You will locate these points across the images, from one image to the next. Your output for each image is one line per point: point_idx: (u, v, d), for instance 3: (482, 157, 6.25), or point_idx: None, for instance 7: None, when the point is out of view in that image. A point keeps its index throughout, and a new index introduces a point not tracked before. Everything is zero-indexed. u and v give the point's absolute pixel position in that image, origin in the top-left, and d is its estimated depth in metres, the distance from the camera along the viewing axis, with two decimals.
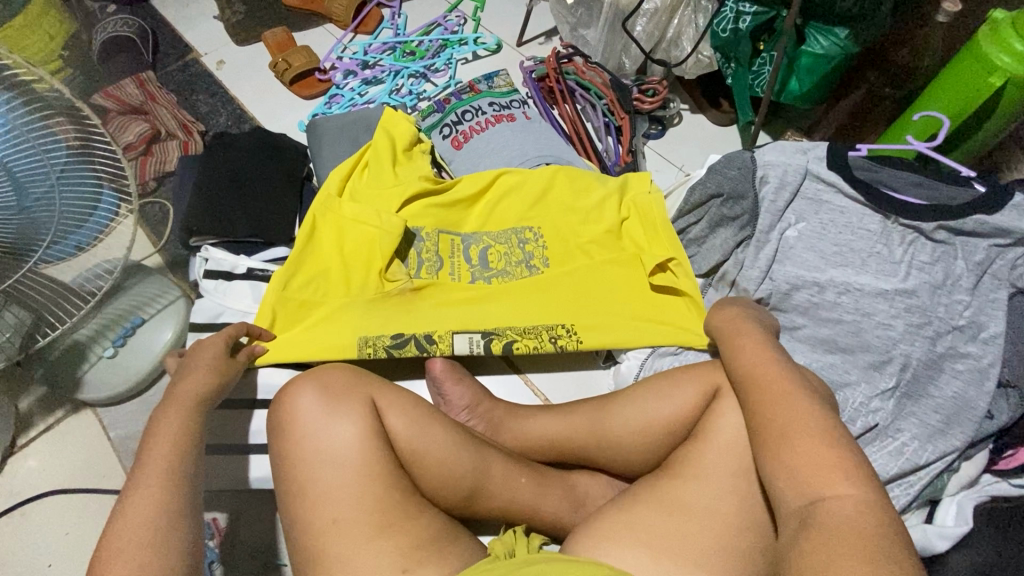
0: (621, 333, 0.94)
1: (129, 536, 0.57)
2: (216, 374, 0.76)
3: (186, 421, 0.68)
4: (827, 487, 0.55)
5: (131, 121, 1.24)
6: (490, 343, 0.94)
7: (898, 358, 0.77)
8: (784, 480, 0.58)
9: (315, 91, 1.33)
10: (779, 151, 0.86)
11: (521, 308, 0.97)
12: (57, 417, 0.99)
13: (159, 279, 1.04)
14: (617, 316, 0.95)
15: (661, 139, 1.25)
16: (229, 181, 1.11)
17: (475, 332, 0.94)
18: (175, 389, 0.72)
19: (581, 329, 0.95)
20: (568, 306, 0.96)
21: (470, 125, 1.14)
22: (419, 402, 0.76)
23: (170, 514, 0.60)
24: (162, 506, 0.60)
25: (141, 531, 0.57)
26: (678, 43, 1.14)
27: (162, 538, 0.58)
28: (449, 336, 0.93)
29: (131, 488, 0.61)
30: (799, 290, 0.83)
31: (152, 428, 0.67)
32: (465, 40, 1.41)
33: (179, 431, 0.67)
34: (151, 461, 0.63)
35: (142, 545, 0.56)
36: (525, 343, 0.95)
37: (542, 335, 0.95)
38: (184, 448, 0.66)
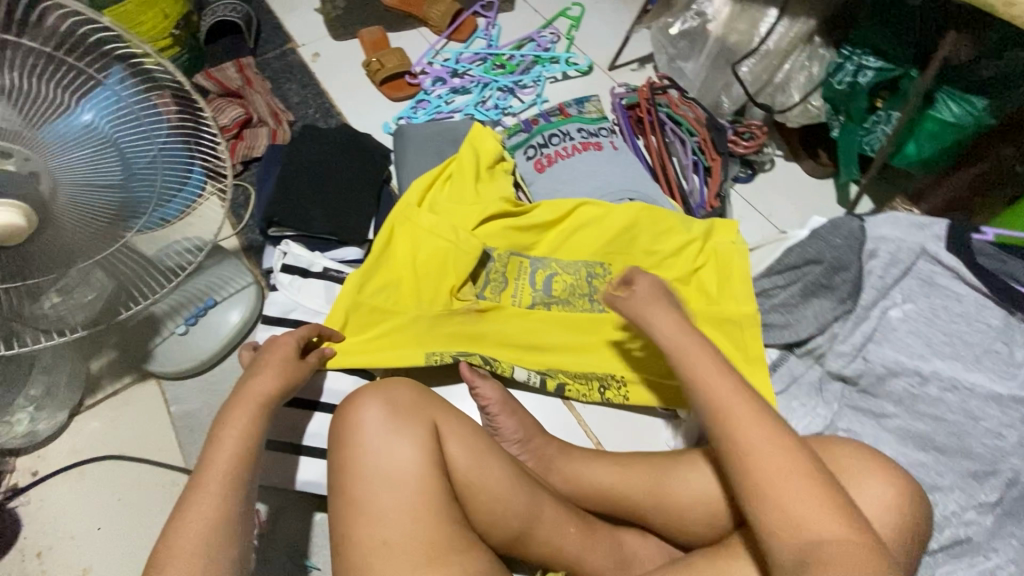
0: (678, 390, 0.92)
1: (185, 538, 0.57)
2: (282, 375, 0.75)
3: (251, 423, 0.68)
4: None
5: (227, 105, 1.28)
6: (546, 382, 0.94)
7: (1004, 472, 0.69)
8: None
9: (403, 94, 1.35)
10: (894, 223, 0.81)
11: (582, 348, 0.95)
12: (124, 383, 1.03)
13: (234, 263, 1.07)
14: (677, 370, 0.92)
15: (749, 184, 1.19)
16: (313, 176, 1.13)
17: (533, 368, 0.94)
18: (247, 385, 0.72)
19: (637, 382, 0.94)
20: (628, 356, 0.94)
21: (556, 149, 1.11)
22: (479, 432, 0.75)
23: (225, 527, 0.59)
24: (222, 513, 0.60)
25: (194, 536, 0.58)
26: (786, 89, 1.08)
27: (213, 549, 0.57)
28: (509, 366, 0.93)
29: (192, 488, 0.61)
30: (896, 376, 0.77)
31: (217, 427, 0.67)
32: (558, 58, 1.39)
33: (245, 434, 0.66)
34: (214, 462, 0.63)
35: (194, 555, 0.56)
36: (579, 385, 0.95)
37: (598, 381, 0.95)
38: (247, 454, 0.65)
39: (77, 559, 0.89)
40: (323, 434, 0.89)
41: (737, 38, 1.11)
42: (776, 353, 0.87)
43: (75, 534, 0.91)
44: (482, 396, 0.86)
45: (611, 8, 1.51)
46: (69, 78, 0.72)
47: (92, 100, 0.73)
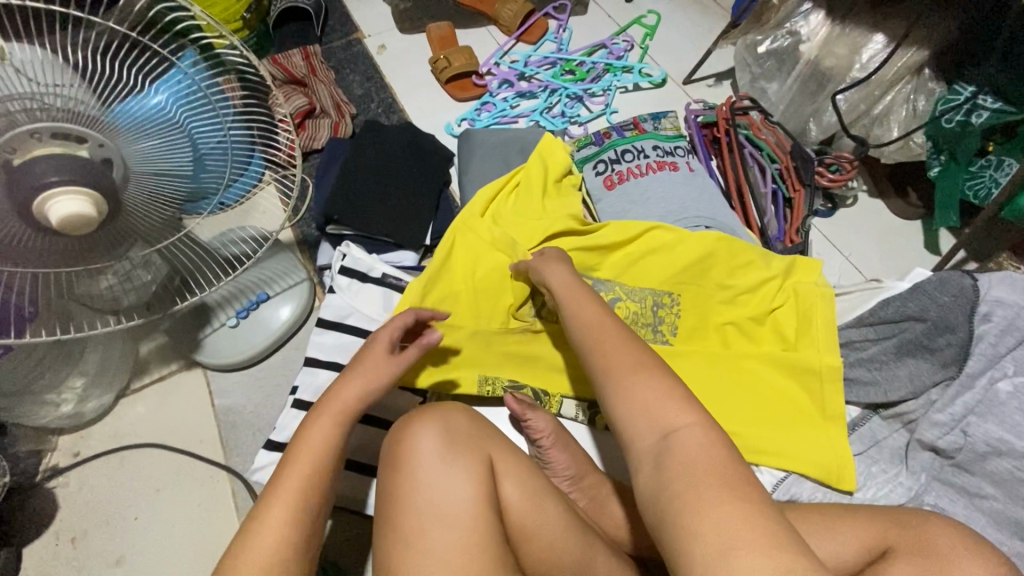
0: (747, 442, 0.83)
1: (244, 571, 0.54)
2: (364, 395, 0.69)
3: (326, 448, 0.63)
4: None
5: (291, 92, 1.26)
6: (597, 416, 0.90)
7: None
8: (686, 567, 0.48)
9: (468, 95, 1.31)
10: (1012, 285, 0.74)
11: None
12: (170, 369, 1.02)
13: (288, 257, 1.04)
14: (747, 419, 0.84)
15: (828, 219, 1.11)
16: (374, 173, 1.10)
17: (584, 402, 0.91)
18: (331, 401, 0.68)
19: None
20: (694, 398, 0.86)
21: (628, 166, 1.05)
22: (536, 473, 0.71)
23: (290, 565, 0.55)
24: (286, 549, 0.56)
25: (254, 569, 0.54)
26: (885, 122, 1.00)
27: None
28: (558, 399, 0.90)
29: (258, 511, 0.58)
30: (999, 456, 0.71)
31: (291, 446, 0.63)
32: (631, 68, 1.33)
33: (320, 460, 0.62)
34: (283, 486, 0.59)
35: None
36: None
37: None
38: (318, 482, 0.61)
39: (111, 546, 0.89)
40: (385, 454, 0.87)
41: (833, 62, 1.05)
42: (857, 412, 0.80)
43: (113, 520, 0.91)
44: (536, 427, 0.83)
45: (689, 19, 1.44)
46: (144, 58, 0.65)
47: (165, 84, 0.66)
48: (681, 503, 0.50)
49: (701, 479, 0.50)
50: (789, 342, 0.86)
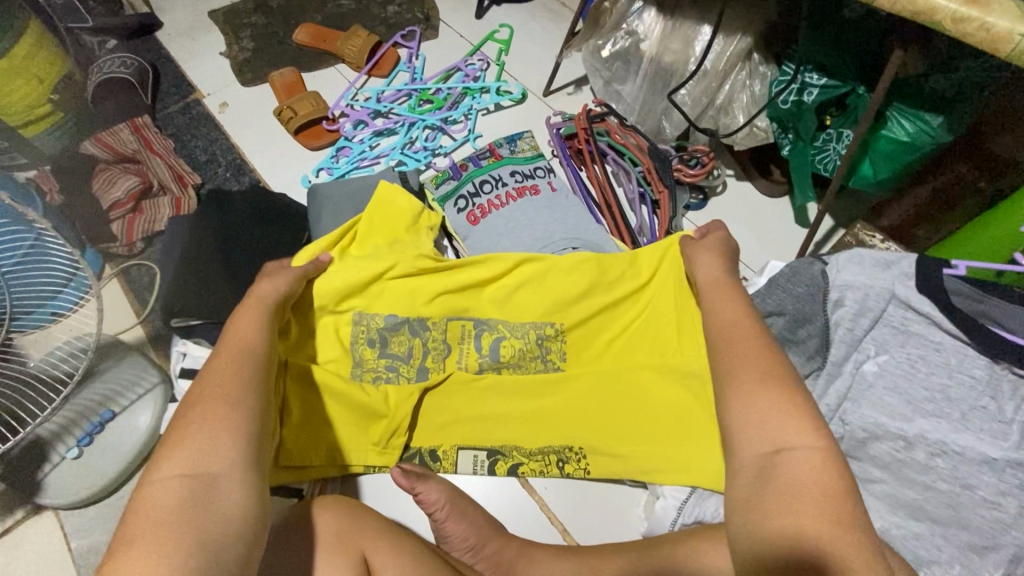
0: (652, 460, 0.81)
1: (174, 467, 0.51)
2: (261, 324, 0.70)
3: (241, 360, 0.63)
4: (790, 441, 0.50)
5: (119, 176, 1.13)
6: (496, 464, 0.85)
7: (1007, 547, 0.60)
8: (739, 432, 0.52)
9: (322, 142, 1.22)
10: (857, 266, 0.71)
11: (535, 421, 0.85)
12: (16, 518, 0.89)
13: (136, 361, 0.94)
14: (646, 434, 0.82)
15: (701, 210, 1.11)
16: (220, 252, 1.00)
17: (480, 452, 0.85)
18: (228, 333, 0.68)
19: (600, 455, 0.83)
20: (590, 428, 0.84)
21: (489, 198, 1.00)
22: (422, 556, 0.69)
23: (229, 455, 0.53)
24: (227, 441, 0.54)
25: (187, 463, 0.51)
26: (730, 110, 1.00)
27: (212, 480, 0.51)
28: (453, 456, 0.85)
29: (176, 423, 0.55)
30: (879, 439, 0.68)
31: (204, 368, 0.62)
32: (487, 89, 1.28)
33: (240, 373, 0.61)
34: (205, 396, 0.57)
35: (188, 485, 0.49)
36: (535, 462, 0.85)
37: (557, 455, 0.85)
38: (232, 407, 0.57)
39: None
40: None
41: (672, 58, 1.03)
42: None
43: None
44: (427, 500, 0.74)
45: (541, 28, 1.41)
46: None
47: None
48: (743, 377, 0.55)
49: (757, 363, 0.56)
50: (670, 349, 0.85)
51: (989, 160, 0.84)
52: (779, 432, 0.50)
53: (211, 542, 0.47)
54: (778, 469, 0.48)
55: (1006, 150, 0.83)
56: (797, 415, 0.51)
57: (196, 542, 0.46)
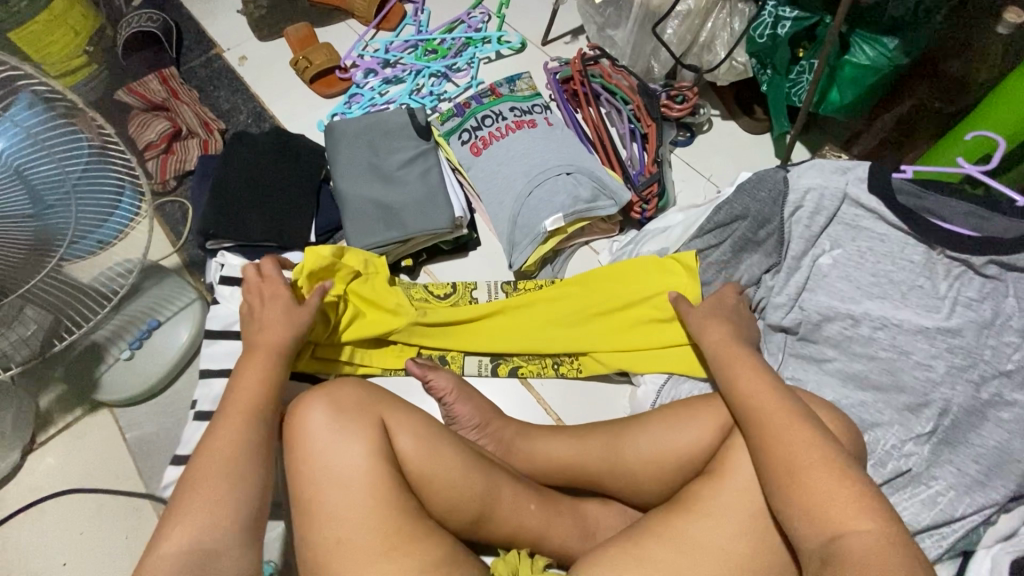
0: (633, 361, 0.90)
1: (175, 543, 0.58)
2: (269, 379, 0.74)
3: (240, 428, 0.67)
4: (843, 527, 0.54)
5: (153, 119, 1.24)
6: (498, 366, 0.97)
7: (936, 402, 0.71)
8: (798, 520, 0.56)
9: (335, 90, 1.32)
10: (817, 171, 0.80)
11: (530, 332, 0.94)
12: (75, 416, 1.01)
13: (176, 281, 1.05)
14: (629, 341, 0.91)
15: (688, 147, 1.19)
16: (249, 184, 1.11)
17: (484, 357, 0.97)
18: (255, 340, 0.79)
19: (589, 358, 0.93)
20: (581, 338, 0.93)
21: (490, 130, 1.10)
22: (430, 425, 0.77)
23: (231, 527, 0.60)
24: (230, 519, 0.60)
25: (188, 536, 0.58)
26: (712, 47, 1.08)
27: (212, 554, 0.58)
28: (460, 359, 0.97)
29: (183, 495, 0.61)
30: (831, 321, 0.78)
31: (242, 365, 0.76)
32: (489, 38, 1.36)
33: (246, 443, 0.66)
34: (208, 470, 0.63)
35: (185, 560, 0.57)
36: (533, 364, 0.96)
37: (553, 358, 0.96)
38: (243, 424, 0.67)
39: None
40: None
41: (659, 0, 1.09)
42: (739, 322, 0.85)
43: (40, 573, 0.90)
44: (437, 386, 0.87)
45: None
46: None
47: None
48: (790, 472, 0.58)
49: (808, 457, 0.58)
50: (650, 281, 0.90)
51: (945, 82, 0.93)
52: (829, 519, 0.54)
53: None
54: (837, 556, 0.52)
55: (961, 71, 0.92)
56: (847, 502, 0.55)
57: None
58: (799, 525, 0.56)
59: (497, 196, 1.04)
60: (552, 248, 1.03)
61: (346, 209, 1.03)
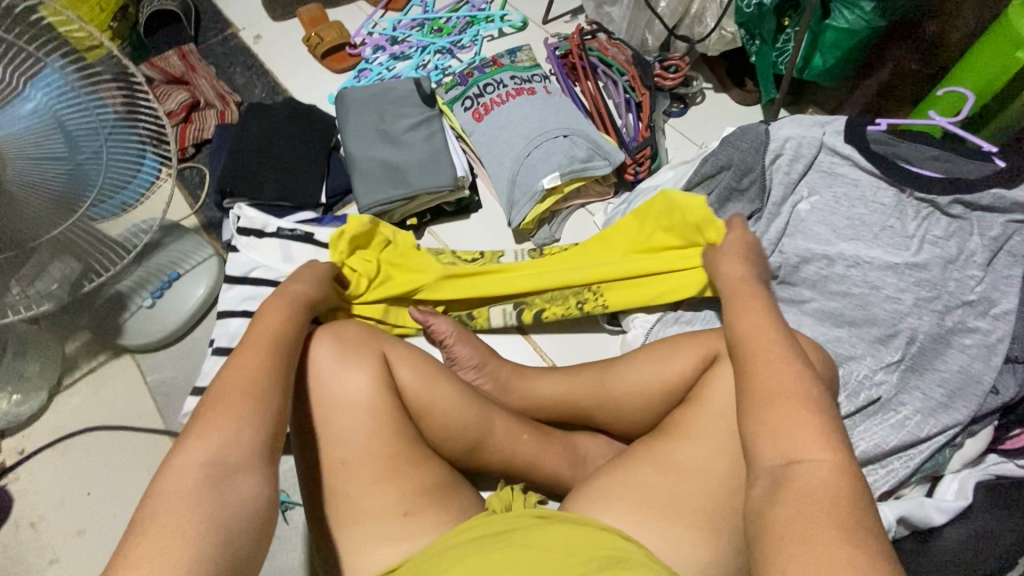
0: (654, 290, 0.93)
1: (195, 454, 0.53)
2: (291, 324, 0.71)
3: (261, 362, 0.63)
4: (802, 454, 0.53)
5: (173, 91, 1.31)
6: (523, 313, 0.99)
7: (905, 332, 0.76)
8: (760, 447, 0.56)
9: (345, 66, 1.38)
10: (797, 124, 0.85)
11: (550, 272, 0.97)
12: (99, 360, 1.07)
13: (194, 238, 1.11)
14: (649, 271, 0.93)
15: (682, 118, 1.25)
16: (263, 149, 1.17)
17: (508, 306, 1.00)
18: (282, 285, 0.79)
19: (613, 291, 0.95)
20: (601, 271, 0.95)
21: (491, 97, 1.16)
22: (428, 358, 0.82)
23: (248, 450, 0.56)
24: (248, 438, 0.56)
25: (210, 448, 0.54)
26: (702, 18, 1.15)
27: (231, 469, 0.54)
28: (485, 313, 1.00)
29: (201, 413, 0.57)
30: (808, 263, 0.83)
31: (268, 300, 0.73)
32: (492, 17, 1.42)
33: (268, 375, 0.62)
34: (230, 393, 0.58)
35: (205, 472, 0.52)
36: (556, 306, 0.98)
37: (574, 297, 0.97)
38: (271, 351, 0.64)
39: (70, 522, 0.95)
40: None
41: None
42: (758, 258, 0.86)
43: (68, 501, 0.96)
44: (438, 330, 0.94)
45: None
46: (16, 60, 0.74)
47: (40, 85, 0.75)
48: (760, 401, 0.58)
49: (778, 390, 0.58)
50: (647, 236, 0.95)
51: (921, 44, 0.98)
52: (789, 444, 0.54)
53: (227, 525, 0.50)
54: (790, 476, 0.52)
55: (935, 36, 0.95)
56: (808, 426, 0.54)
57: (206, 524, 0.49)
58: (759, 446, 0.55)
59: (497, 158, 1.10)
60: (549, 209, 1.09)
61: (356, 170, 1.09)
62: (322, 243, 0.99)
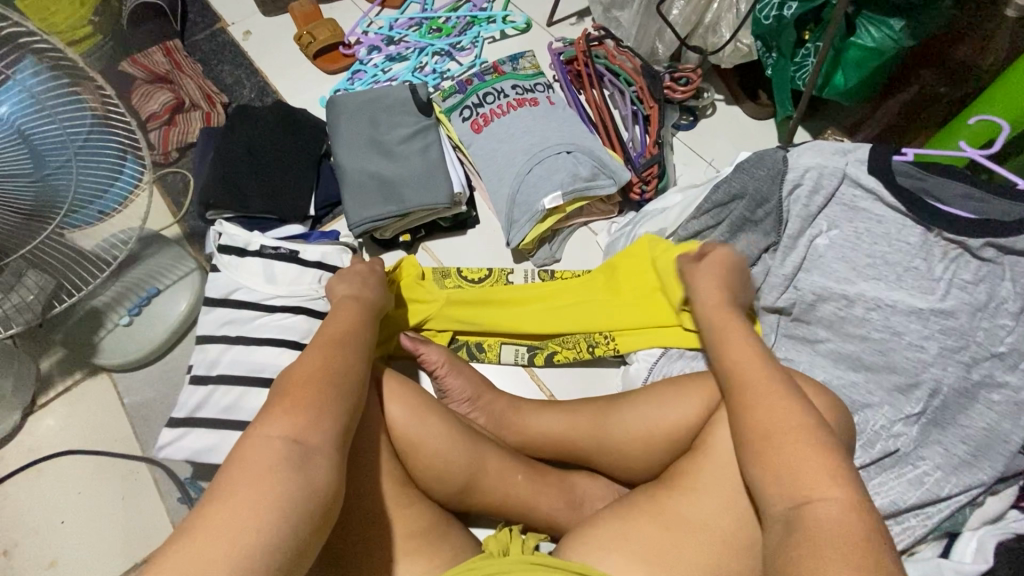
0: (670, 337, 0.89)
1: (277, 429, 0.51)
2: (360, 321, 0.69)
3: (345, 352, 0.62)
4: (813, 493, 0.51)
5: (156, 90, 1.24)
6: (535, 356, 0.97)
7: (927, 383, 0.71)
8: (767, 485, 0.54)
9: (339, 66, 1.31)
10: (816, 151, 0.79)
11: (569, 313, 0.94)
12: (75, 379, 1.02)
13: (176, 250, 1.06)
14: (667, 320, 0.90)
15: (691, 131, 1.19)
16: (250, 156, 1.11)
17: (521, 346, 0.98)
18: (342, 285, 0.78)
19: (626, 336, 0.92)
20: (617, 317, 0.92)
21: (491, 108, 1.10)
22: (419, 393, 0.77)
23: (328, 435, 0.54)
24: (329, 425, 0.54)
25: (290, 428, 0.52)
26: (717, 29, 1.09)
27: (310, 451, 0.51)
28: (497, 349, 0.98)
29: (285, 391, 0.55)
30: (825, 301, 0.78)
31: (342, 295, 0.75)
32: (494, 17, 1.35)
33: (351, 367, 0.60)
34: (309, 375, 0.58)
35: (287, 450, 0.50)
36: (568, 349, 0.95)
37: (586, 341, 0.94)
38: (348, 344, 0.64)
39: (40, 553, 0.90)
40: (252, 409, 0.84)
41: None
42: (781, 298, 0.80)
43: (39, 530, 0.91)
44: (429, 360, 0.87)
45: None
46: None
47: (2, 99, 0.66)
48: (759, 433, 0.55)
49: (784, 428, 0.54)
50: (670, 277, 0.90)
51: (951, 67, 0.96)
52: (799, 484, 0.52)
53: (302, 508, 0.48)
54: (801, 524, 0.50)
55: (967, 56, 0.95)
56: (820, 466, 0.52)
57: (282, 506, 0.47)
58: (768, 489, 0.53)
59: (496, 173, 1.04)
60: (550, 228, 1.03)
61: (346, 182, 1.03)
62: (308, 263, 0.93)
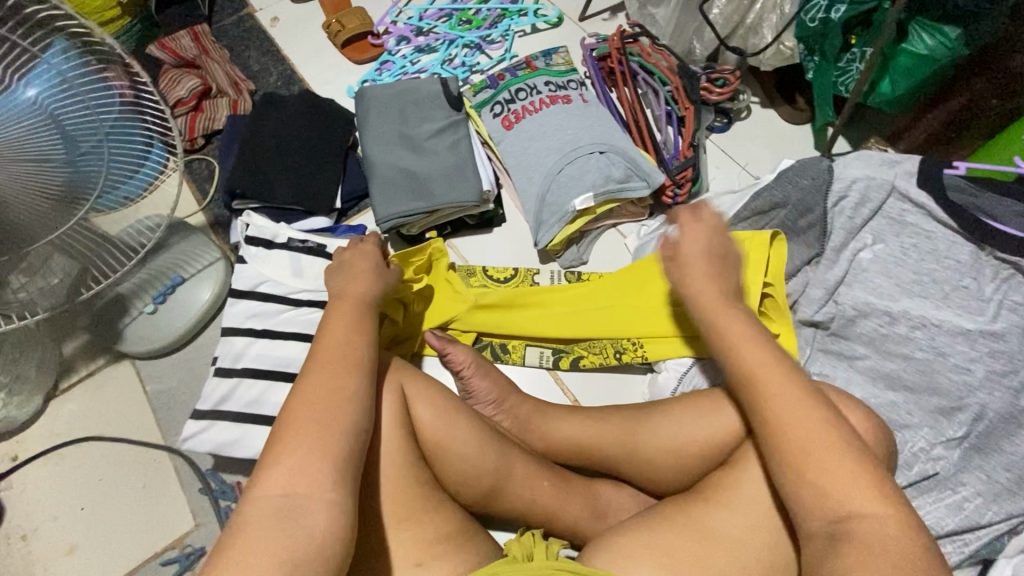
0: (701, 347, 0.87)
1: (272, 487, 0.52)
2: (361, 327, 0.66)
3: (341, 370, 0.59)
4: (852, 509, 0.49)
5: (183, 75, 1.23)
6: (560, 359, 0.95)
7: (972, 407, 0.69)
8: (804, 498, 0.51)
9: (367, 56, 1.30)
10: (864, 162, 0.78)
11: (596, 318, 0.92)
12: (99, 364, 1.02)
13: (201, 239, 1.05)
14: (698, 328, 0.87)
15: (725, 133, 1.16)
16: (277, 145, 1.10)
17: (546, 349, 0.96)
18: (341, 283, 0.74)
19: (655, 344, 0.90)
20: (647, 324, 0.90)
21: (523, 104, 1.07)
22: (448, 394, 0.76)
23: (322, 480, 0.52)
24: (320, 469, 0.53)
25: (282, 483, 0.52)
26: (759, 30, 1.05)
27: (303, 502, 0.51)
28: (521, 350, 0.97)
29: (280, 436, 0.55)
30: (866, 317, 0.76)
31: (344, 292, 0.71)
32: (526, 11, 1.32)
33: (346, 388, 0.58)
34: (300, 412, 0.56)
35: (278, 508, 0.50)
36: (594, 354, 0.94)
37: (613, 346, 0.92)
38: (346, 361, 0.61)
39: (61, 538, 0.90)
40: (277, 403, 0.84)
41: None
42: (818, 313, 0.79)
43: (60, 515, 0.92)
44: (456, 360, 0.86)
45: None
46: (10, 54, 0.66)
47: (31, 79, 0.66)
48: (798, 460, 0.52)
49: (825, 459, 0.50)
50: None
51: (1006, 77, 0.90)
52: (836, 500, 0.49)
53: (300, 561, 0.48)
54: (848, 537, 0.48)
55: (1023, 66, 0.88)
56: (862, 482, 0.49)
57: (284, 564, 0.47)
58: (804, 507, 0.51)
59: (525, 171, 1.02)
60: (578, 229, 1.02)
61: (374, 176, 1.02)
62: None
